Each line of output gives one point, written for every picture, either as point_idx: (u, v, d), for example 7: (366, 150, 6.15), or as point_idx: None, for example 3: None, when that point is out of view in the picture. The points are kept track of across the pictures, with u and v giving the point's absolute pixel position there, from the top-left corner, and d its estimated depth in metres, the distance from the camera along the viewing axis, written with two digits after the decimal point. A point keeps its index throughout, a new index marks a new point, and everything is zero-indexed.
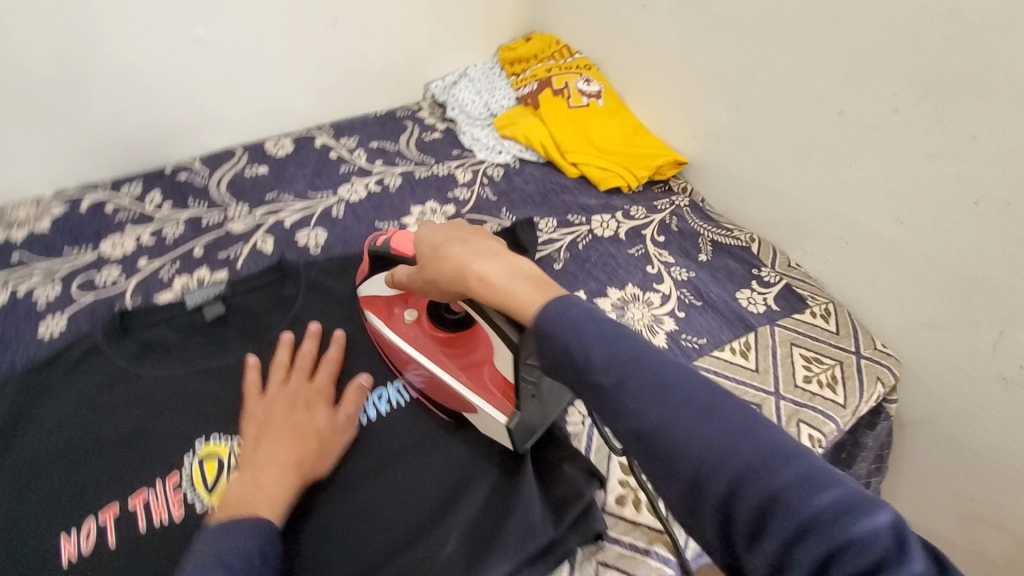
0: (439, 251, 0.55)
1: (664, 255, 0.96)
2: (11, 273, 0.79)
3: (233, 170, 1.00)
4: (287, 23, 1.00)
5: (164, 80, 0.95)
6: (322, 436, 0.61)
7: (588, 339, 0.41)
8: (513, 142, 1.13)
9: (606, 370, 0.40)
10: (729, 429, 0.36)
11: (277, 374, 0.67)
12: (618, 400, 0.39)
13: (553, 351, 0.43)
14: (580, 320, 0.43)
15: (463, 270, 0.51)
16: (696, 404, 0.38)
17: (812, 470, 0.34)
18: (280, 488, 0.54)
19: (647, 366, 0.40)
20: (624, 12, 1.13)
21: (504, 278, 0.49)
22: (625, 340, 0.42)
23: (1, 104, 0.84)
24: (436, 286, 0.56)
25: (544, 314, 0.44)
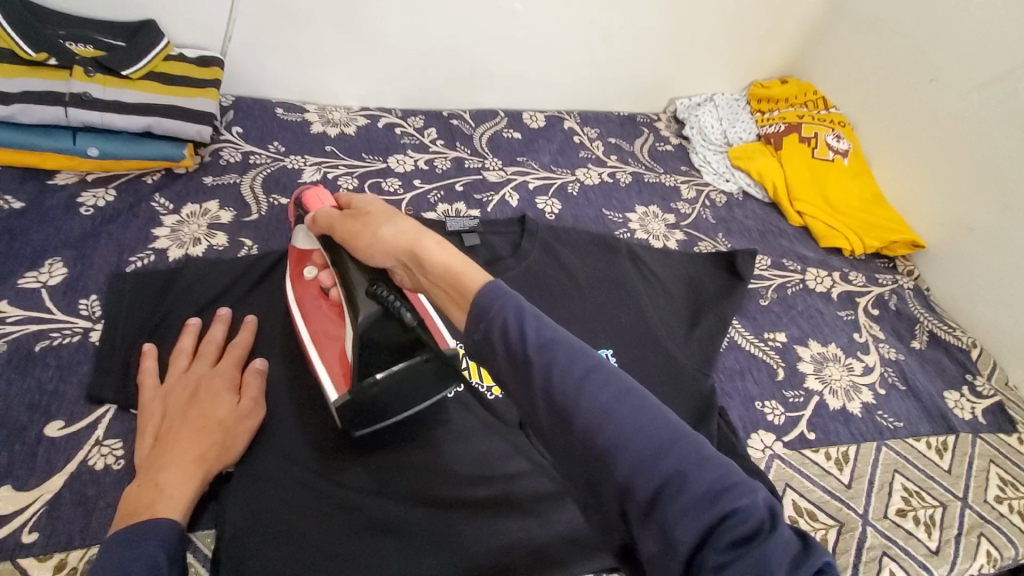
0: (392, 215, 0.59)
1: (875, 329, 0.94)
2: (325, 160, 0.97)
3: (493, 128, 1.13)
4: (584, 15, 1.12)
5: (470, 39, 1.09)
6: (226, 424, 0.59)
7: (530, 330, 0.45)
8: (743, 174, 1.15)
9: (541, 358, 0.43)
10: (640, 420, 0.41)
11: (178, 362, 0.64)
12: (548, 387, 0.42)
13: (496, 337, 0.46)
14: (523, 309, 0.46)
15: (415, 241, 0.55)
16: (618, 396, 0.42)
17: (700, 452, 0.40)
18: (180, 489, 0.53)
19: (573, 357, 0.44)
20: (905, 80, 1.09)
21: (453, 258, 0.52)
22: (558, 334, 0.45)
23: (356, 27, 1.02)
24: (371, 235, 0.58)
25: (487, 300, 0.47)
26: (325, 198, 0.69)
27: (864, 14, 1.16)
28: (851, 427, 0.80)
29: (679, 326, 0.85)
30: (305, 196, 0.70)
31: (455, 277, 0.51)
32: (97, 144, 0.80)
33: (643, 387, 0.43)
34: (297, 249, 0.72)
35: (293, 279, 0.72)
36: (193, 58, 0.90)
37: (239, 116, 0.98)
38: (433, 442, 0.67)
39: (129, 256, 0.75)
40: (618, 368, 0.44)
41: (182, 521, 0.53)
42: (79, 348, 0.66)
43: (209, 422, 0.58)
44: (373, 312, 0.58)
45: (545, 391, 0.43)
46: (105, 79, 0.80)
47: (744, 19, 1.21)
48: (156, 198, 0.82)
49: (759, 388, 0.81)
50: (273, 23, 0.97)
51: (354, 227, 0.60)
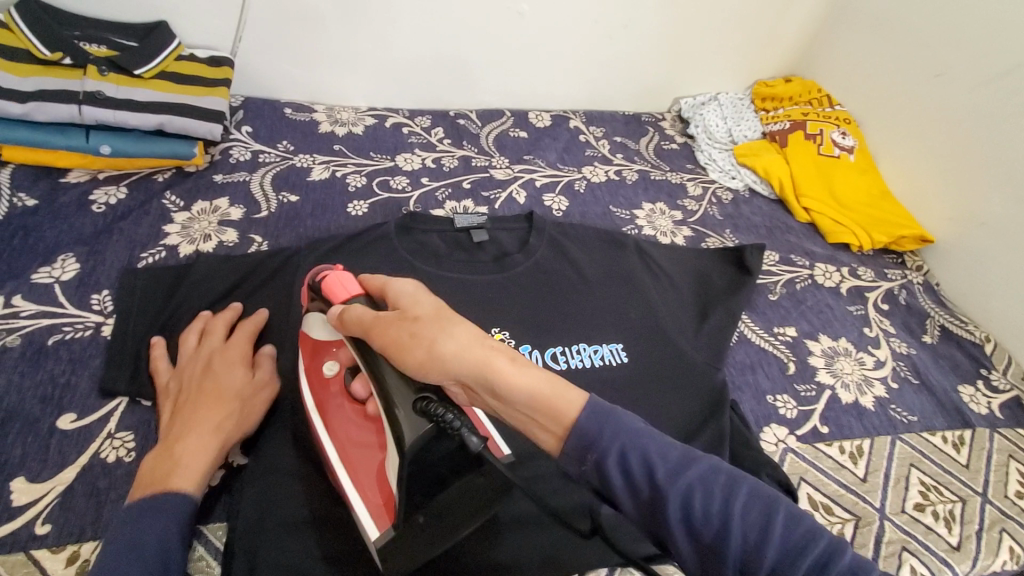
0: (448, 324, 0.53)
1: (885, 323, 0.93)
2: (333, 158, 0.97)
3: (500, 128, 1.14)
4: (590, 16, 1.13)
5: (477, 39, 1.10)
6: (240, 397, 0.61)
7: (652, 453, 0.49)
8: (749, 172, 1.15)
9: (672, 484, 0.47)
10: (776, 523, 0.45)
11: (187, 340, 0.65)
12: (685, 511, 0.46)
13: (614, 468, 0.48)
14: (641, 442, 0.49)
15: (488, 364, 0.51)
16: (756, 507, 0.46)
17: (837, 548, 0.45)
18: (197, 461, 0.55)
19: (698, 473, 0.48)
20: (912, 76, 1.09)
21: (535, 384, 0.51)
22: (674, 454, 0.49)
23: (363, 27, 1.03)
24: (429, 352, 0.52)
25: (592, 428, 0.50)
26: (350, 283, 0.61)
27: (868, 12, 1.16)
28: (865, 422, 0.79)
29: (689, 321, 0.84)
30: (326, 282, 0.61)
31: (546, 404, 0.50)
32: (110, 142, 0.80)
33: (771, 492, 0.48)
34: (315, 341, 0.63)
35: (310, 374, 0.64)
36: (204, 58, 0.91)
37: (248, 116, 0.99)
38: (498, 543, 0.60)
39: (141, 252, 0.75)
40: (742, 473, 0.49)
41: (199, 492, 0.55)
42: (91, 342, 0.66)
43: (224, 396, 0.60)
44: (424, 434, 0.51)
45: (683, 514, 0.46)
46: (117, 78, 0.81)
47: (748, 18, 1.22)
48: (167, 195, 0.83)
49: (771, 381, 0.80)
50: (282, 25, 0.98)
51: (397, 338, 0.53)
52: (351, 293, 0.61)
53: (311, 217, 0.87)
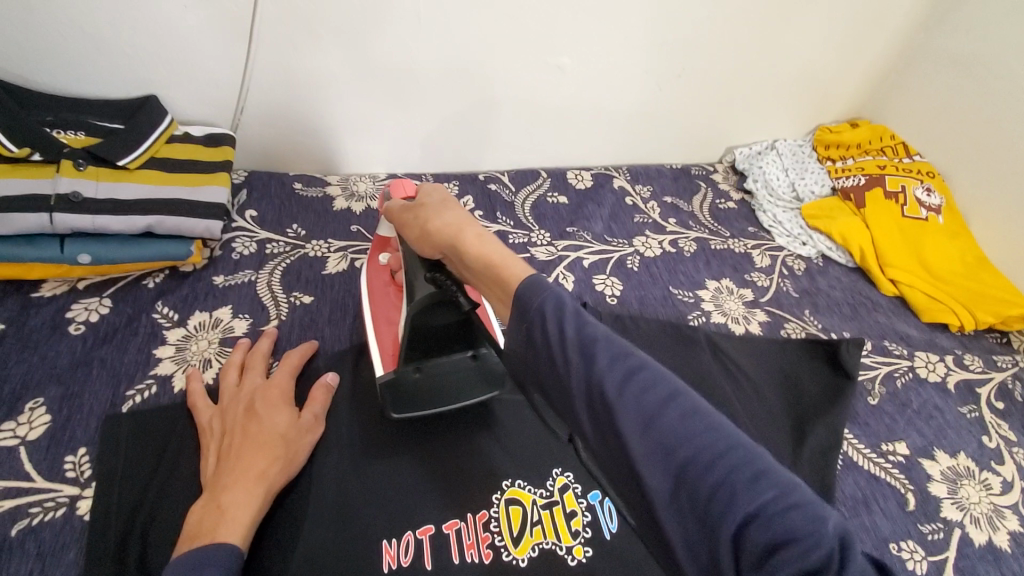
0: (448, 205, 0.53)
1: (1005, 428, 0.79)
2: (352, 243, 0.84)
3: (536, 192, 1.00)
4: (637, 67, 0.99)
5: (510, 94, 0.96)
6: (287, 437, 0.56)
7: (567, 330, 0.38)
8: (822, 236, 1.01)
9: (580, 360, 0.37)
10: (677, 420, 0.34)
11: (229, 375, 0.62)
12: (585, 389, 0.36)
13: (531, 326, 0.40)
14: (565, 308, 0.39)
15: (459, 233, 0.49)
16: (656, 395, 0.35)
17: (747, 457, 0.32)
18: (242, 510, 0.50)
19: (608, 352, 0.37)
20: (1010, 126, 0.95)
21: (498, 251, 0.46)
22: (593, 326, 0.38)
23: (381, 90, 0.89)
24: (420, 228, 0.53)
25: (527, 293, 0.41)
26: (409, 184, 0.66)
27: (953, 52, 1.03)
28: (1011, 574, 0.65)
29: (782, 444, 0.70)
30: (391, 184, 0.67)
31: (493, 272, 0.45)
32: (88, 249, 0.67)
33: (692, 390, 0.36)
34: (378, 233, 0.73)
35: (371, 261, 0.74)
36: (201, 138, 0.79)
37: (253, 196, 0.86)
38: None
39: (126, 389, 0.62)
40: (657, 362, 0.37)
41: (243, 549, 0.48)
42: (65, 524, 0.52)
43: (269, 436, 0.55)
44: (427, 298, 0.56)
45: (582, 392, 0.36)
46: (98, 172, 0.69)
47: (811, 60, 1.08)
48: (158, 308, 0.70)
49: (891, 524, 0.67)
50: (291, 91, 0.85)
51: (405, 220, 0.57)
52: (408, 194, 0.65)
53: (329, 322, 0.74)
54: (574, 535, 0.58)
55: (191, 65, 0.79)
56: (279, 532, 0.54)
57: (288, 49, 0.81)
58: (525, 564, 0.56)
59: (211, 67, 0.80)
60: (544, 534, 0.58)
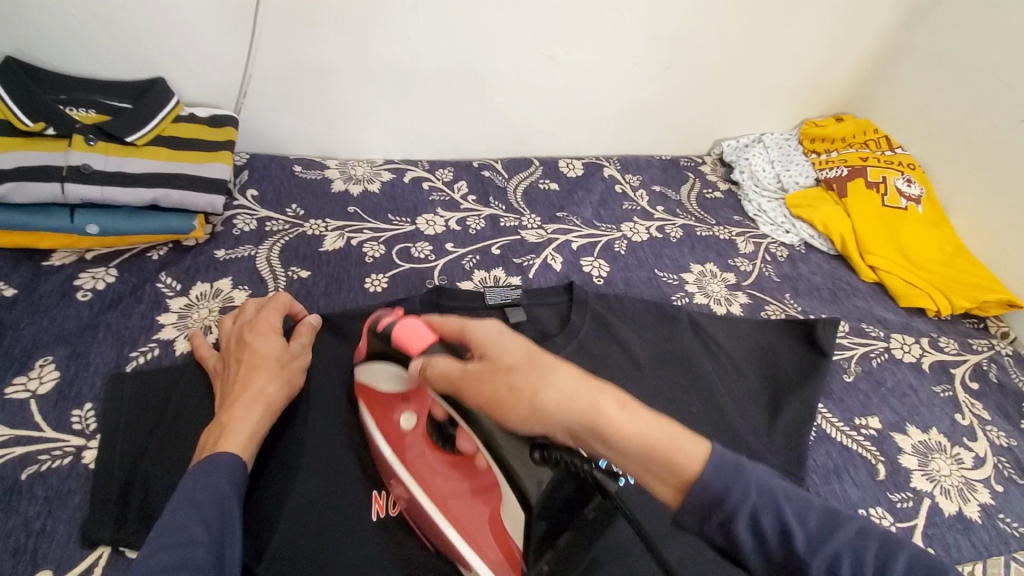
0: (547, 368, 0.47)
1: (977, 407, 0.82)
2: (348, 223, 0.87)
3: (528, 179, 1.04)
4: (627, 59, 1.02)
5: (504, 84, 1.00)
6: (281, 361, 0.61)
7: (784, 516, 0.41)
8: (805, 224, 1.04)
9: (810, 545, 0.40)
10: (907, 566, 0.39)
11: (221, 324, 0.67)
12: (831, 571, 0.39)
13: (744, 531, 0.41)
14: (769, 503, 0.41)
15: (596, 412, 0.45)
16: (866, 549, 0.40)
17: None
18: (242, 423, 0.54)
19: (817, 517, 0.41)
20: (988, 121, 0.98)
21: (653, 431, 0.44)
22: (783, 494, 0.42)
23: (379, 76, 0.93)
24: (530, 406, 0.46)
25: (716, 485, 0.41)
26: (419, 327, 0.54)
27: (934, 49, 1.06)
28: (974, 540, 0.67)
29: (758, 416, 0.73)
30: (398, 332, 0.54)
31: (663, 455, 0.43)
32: (97, 220, 0.71)
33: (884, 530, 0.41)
34: (385, 392, 0.59)
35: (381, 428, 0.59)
36: (205, 118, 0.83)
37: (254, 177, 0.89)
38: None
39: (130, 351, 0.66)
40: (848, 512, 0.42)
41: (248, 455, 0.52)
42: (71, 471, 0.55)
43: (262, 362, 0.59)
44: (547, 484, 0.46)
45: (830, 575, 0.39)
46: (107, 147, 0.73)
47: (797, 56, 1.12)
48: (162, 278, 0.73)
49: (860, 491, 0.69)
50: (292, 76, 0.89)
51: (493, 392, 0.47)
52: (425, 340, 0.54)
53: (325, 296, 0.77)
54: None
55: (196, 49, 0.83)
56: (271, 480, 0.57)
57: (290, 36, 0.85)
58: None
59: (217, 52, 0.83)
60: None
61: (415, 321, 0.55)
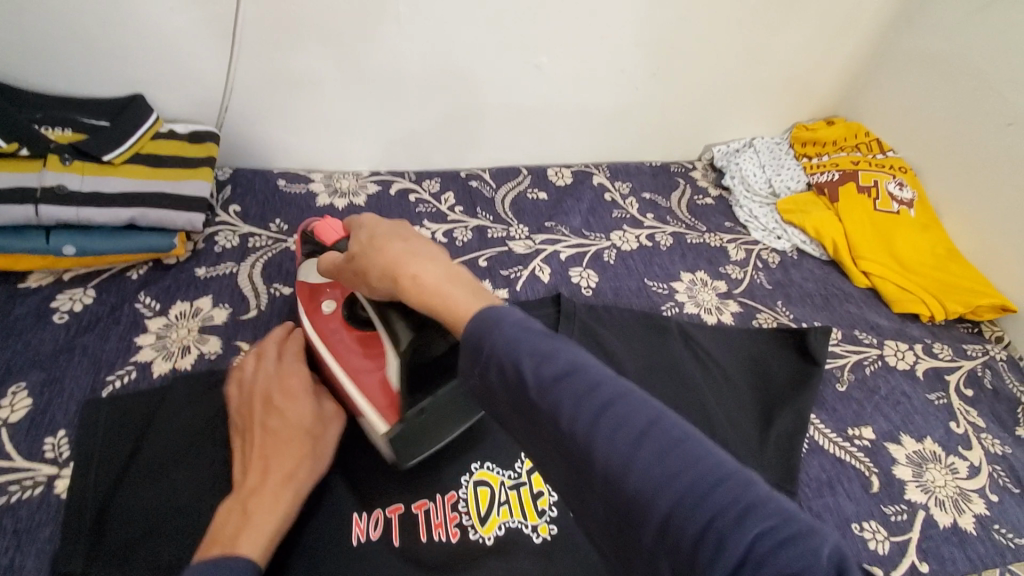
0: (384, 239, 0.49)
1: (972, 414, 0.81)
2: None
3: (516, 189, 1.03)
4: (615, 66, 1.01)
5: (490, 94, 0.99)
6: (313, 433, 0.57)
7: (523, 357, 0.37)
8: (796, 230, 1.03)
9: (547, 390, 0.36)
10: (641, 433, 0.33)
11: (249, 368, 0.62)
12: (552, 409, 0.36)
13: (500, 365, 0.38)
14: (519, 344, 0.38)
15: (399, 269, 0.46)
16: (617, 413, 0.34)
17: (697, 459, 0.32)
18: (268, 512, 0.49)
19: (565, 361, 0.37)
20: (980, 123, 0.97)
21: (457, 288, 0.44)
22: (539, 337, 0.38)
23: (364, 89, 0.92)
24: (365, 281, 0.51)
25: (487, 328, 0.39)
26: (339, 226, 0.63)
27: (925, 51, 1.05)
28: (969, 552, 0.66)
29: (749, 429, 0.72)
30: (317, 229, 0.64)
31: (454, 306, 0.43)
32: (74, 241, 0.70)
33: (647, 401, 0.35)
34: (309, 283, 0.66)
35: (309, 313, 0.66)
36: (185, 134, 0.82)
37: (237, 192, 0.88)
38: None
39: (107, 374, 0.64)
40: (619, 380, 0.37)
41: (267, 552, 0.48)
42: (43, 502, 0.54)
43: (295, 436, 0.56)
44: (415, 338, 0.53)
45: (550, 412, 0.36)
46: (84, 167, 0.72)
47: (787, 58, 1.10)
48: (141, 297, 0.72)
49: (854, 505, 0.68)
50: (273, 90, 0.88)
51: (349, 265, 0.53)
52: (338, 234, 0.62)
53: None
54: (540, 513, 0.60)
55: (175, 64, 0.82)
56: None
57: (271, 49, 0.83)
58: (492, 542, 0.58)
59: (196, 67, 0.82)
60: (511, 514, 0.60)
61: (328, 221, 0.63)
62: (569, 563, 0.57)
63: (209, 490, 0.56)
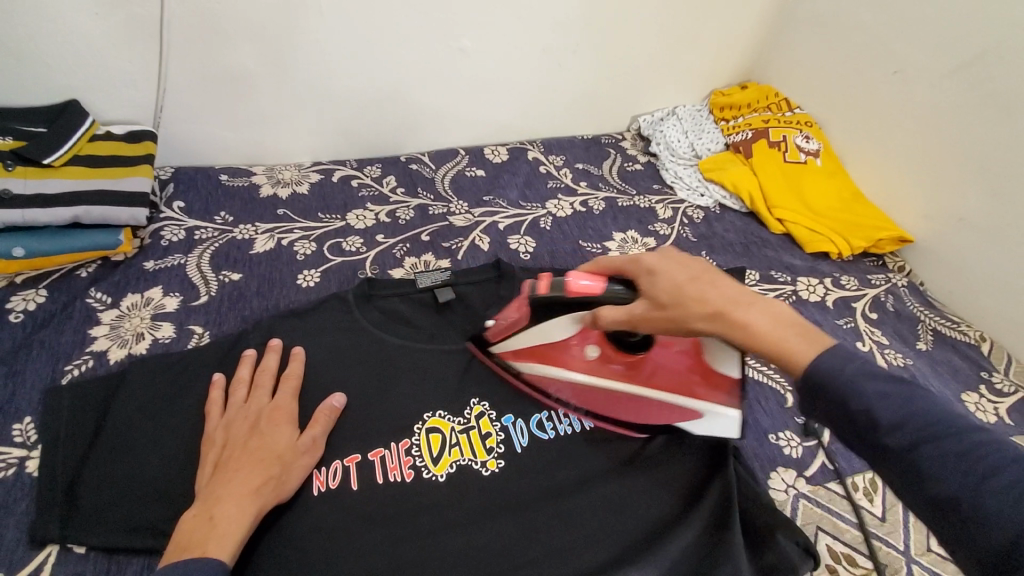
0: (697, 286, 0.54)
1: (877, 334, 0.90)
2: (278, 225, 0.89)
3: (454, 168, 1.08)
4: (536, 46, 1.07)
5: (419, 79, 1.03)
6: (284, 458, 0.58)
7: (875, 404, 0.41)
8: (717, 187, 1.11)
9: (903, 433, 0.40)
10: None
11: (237, 391, 0.63)
12: (910, 454, 0.40)
13: (855, 404, 0.41)
14: (885, 394, 0.41)
15: (727, 314, 0.51)
16: (993, 463, 0.37)
17: None
18: (233, 524, 0.52)
19: (927, 408, 0.40)
20: (871, 75, 1.06)
21: (777, 324, 0.49)
22: (887, 383, 0.42)
23: (296, 82, 0.96)
24: (683, 328, 0.55)
25: (838, 362, 0.44)
26: (589, 277, 0.65)
27: (819, 13, 1.14)
28: None
29: None
30: (574, 287, 0.65)
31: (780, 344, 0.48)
32: (21, 242, 0.72)
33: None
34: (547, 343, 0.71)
35: (558, 368, 0.70)
36: (122, 135, 0.84)
37: (179, 189, 0.91)
38: None
39: (65, 365, 0.67)
40: (993, 433, 0.39)
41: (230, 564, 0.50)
42: (15, 482, 0.58)
43: (268, 455, 0.57)
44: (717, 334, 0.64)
45: (904, 455, 0.40)
46: (25, 171, 0.74)
47: (697, 29, 1.18)
48: (92, 293, 0.75)
49: (770, 419, 0.76)
50: (205, 88, 0.91)
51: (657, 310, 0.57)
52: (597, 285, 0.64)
53: (257, 295, 0.79)
54: (489, 451, 0.65)
55: (104, 67, 0.84)
56: None
57: (198, 48, 0.86)
58: (444, 479, 0.62)
59: (125, 69, 0.85)
60: (462, 453, 0.64)
61: (575, 277, 0.66)
62: (517, 488, 0.62)
63: (172, 457, 0.60)
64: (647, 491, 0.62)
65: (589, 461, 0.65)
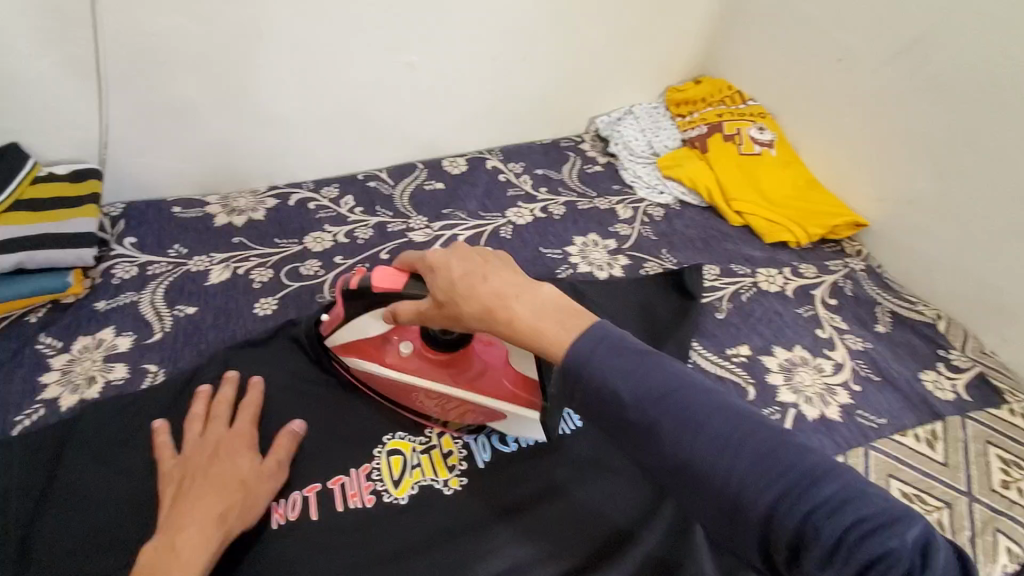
0: (472, 278, 0.48)
1: (836, 320, 0.91)
2: (233, 254, 0.89)
3: (413, 183, 1.08)
4: (485, 55, 1.07)
5: (369, 96, 1.03)
6: (246, 484, 0.57)
7: (620, 386, 0.40)
8: (675, 183, 1.12)
9: (642, 408, 0.39)
10: (739, 437, 0.37)
11: (192, 426, 0.62)
12: (648, 426, 0.39)
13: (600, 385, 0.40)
14: (621, 373, 0.40)
15: (492, 313, 0.46)
16: (721, 424, 0.38)
17: (798, 461, 0.36)
18: (194, 554, 0.51)
19: (663, 381, 0.40)
20: (817, 63, 1.08)
21: (539, 318, 0.45)
22: (629, 359, 0.41)
23: (244, 108, 0.95)
24: (462, 326, 0.50)
25: (586, 353, 0.41)
26: (393, 271, 0.59)
27: (764, 5, 1.15)
28: (835, 437, 0.76)
29: None
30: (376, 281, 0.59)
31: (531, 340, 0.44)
32: None
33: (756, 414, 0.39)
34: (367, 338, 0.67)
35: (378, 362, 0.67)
36: (67, 175, 0.83)
37: (131, 225, 0.90)
38: None
39: (15, 416, 0.66)
40: (717, 390, 0.40)
41: None
42: None
43: (230, 480, 0.56)
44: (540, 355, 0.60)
45: (643, 427, 0.39)
46: None
47: (646, 28, 1.19)
48: (42, 338, 0.74)
49: None
50: (150, 121, 0.90)
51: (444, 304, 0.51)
52: (396, 282, 0.58)
53: (213, 327, 0.78)
54: (450, 469, 0.65)
55: (43, 107, 0.82)
56: None
57: (138, 81, 0.85)
58: (406, 501, 0.62)
59: (67, 107, 0.84)
60: (423, 474, 0.65)
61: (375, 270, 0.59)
62: (479, 506, 0.62)
63: (127, 501, 0.59)
64: (609, 497, 0.63)
65: (548, 472, 0.65)
